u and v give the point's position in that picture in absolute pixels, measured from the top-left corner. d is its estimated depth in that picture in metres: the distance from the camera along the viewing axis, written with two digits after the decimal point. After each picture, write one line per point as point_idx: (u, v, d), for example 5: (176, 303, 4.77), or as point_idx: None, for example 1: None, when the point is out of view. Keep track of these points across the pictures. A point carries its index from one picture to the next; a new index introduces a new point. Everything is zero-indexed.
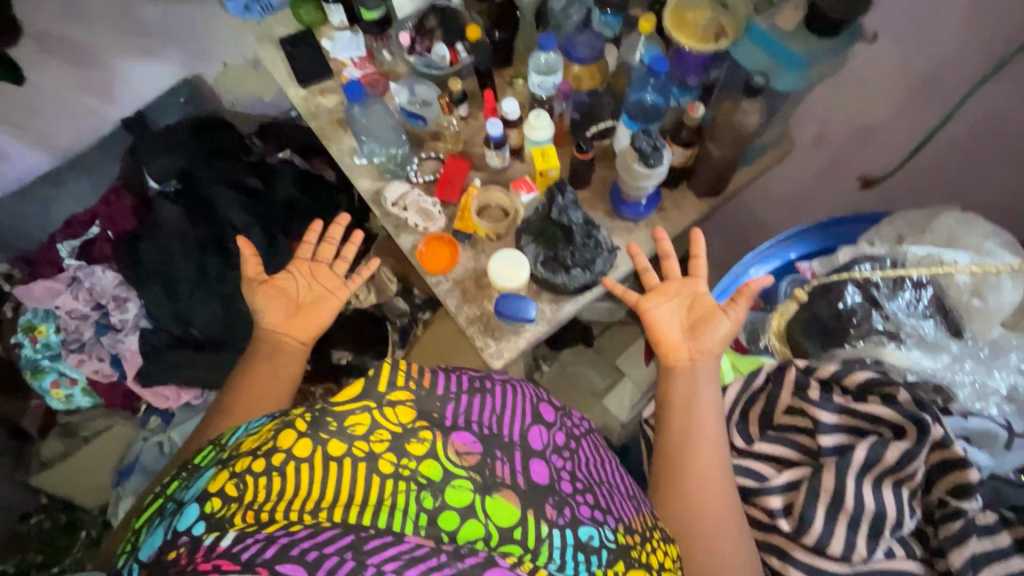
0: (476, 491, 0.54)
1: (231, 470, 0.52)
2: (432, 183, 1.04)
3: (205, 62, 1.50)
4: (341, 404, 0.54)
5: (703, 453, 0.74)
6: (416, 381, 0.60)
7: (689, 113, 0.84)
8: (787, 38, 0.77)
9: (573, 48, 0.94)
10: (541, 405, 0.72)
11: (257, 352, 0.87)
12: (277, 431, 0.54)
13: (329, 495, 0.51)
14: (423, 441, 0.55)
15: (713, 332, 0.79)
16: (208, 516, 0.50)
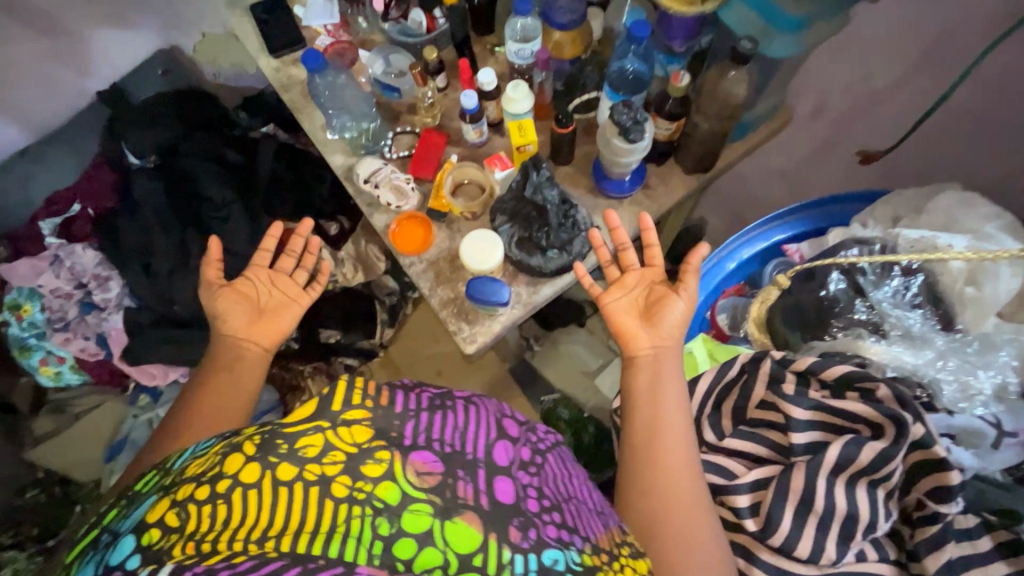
0: (435, 515, 0.48)
1: (173, 497, 0.48)
2: (407, 159, 0.99)
3: (183, 31, 1.45)
4: (294, 424, 0.50)
5: (668, 447, 0.71)
6: (371, 399, 0.54)
7: (673, 82, 0.78)
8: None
9: (552, 12, 0.87)
10: (506, 418, 0.64)
11: (218, 360, 0.87)
12: (223, 454, 0.50)
13: (276, 523, 0.46)
14: (381, 461, 0.50)
15: (671, 318, 0.77)
16: (144, 550, 0.45)
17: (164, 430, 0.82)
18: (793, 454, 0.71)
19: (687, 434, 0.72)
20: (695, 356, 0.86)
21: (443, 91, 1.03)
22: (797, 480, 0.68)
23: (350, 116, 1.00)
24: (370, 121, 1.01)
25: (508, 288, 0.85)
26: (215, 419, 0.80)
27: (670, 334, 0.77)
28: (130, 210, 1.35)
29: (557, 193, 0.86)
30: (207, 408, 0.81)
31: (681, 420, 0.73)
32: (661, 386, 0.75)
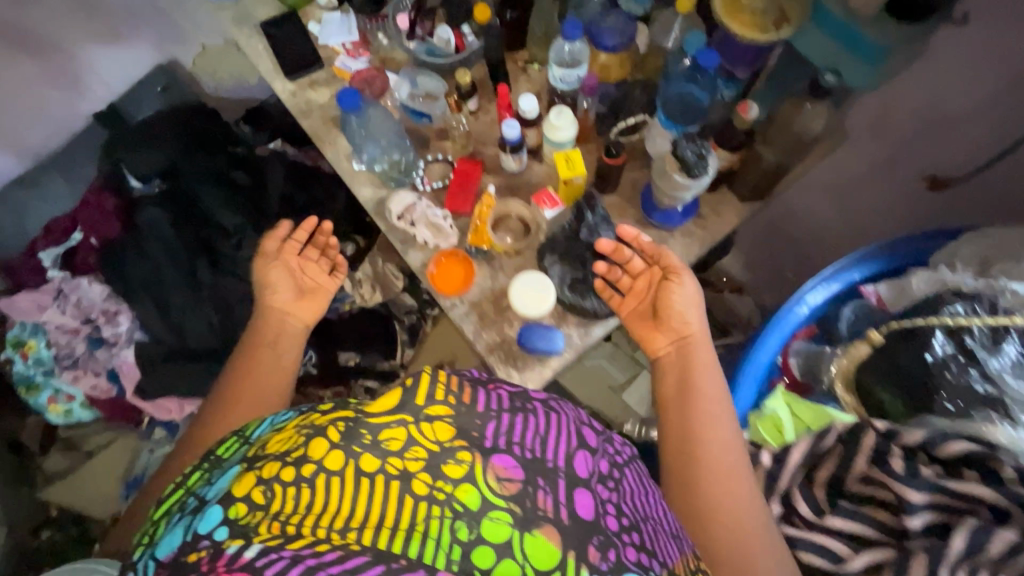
0: (516, 526, 0.41)
1: (259, 472, 0.41)
2: (441, 191, 0.92)
3: (181, 45, 1.36)
4: (377, 414, 0.43)
5: (709, 429, 0.71)
6: (455, 396, 0.45)
7: (740, 113, 0.72)
8: (863, 26, 0.64)
9: (601, 34, 0.81)
10: (586, 425, 0.52)
11: (260, 336, 0.87)
12: (305, 432, 0.43)
13: (359, 512, 0.40)
14: (462, 462, 0.42)
15: (689, 304, 0.78)
16: (231, 523, 0.39)
17: (201, 419, 0.79)
18: (911, 536, 0.67)
19: (725, 416, 0.72)
20: (780, 416, 0.76)
21: (474, 114, 0.96)
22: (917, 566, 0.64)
23: (382, 148, 0.94)
24: (404, 153, 0.95)
25: (560, 334, 0.82)
26: (258, 404, 0.79)
27: (692, 321, 0.78)
28: (136, 240, 1.27)
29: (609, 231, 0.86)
30: (248, 394, 0.80)
31: (717, 403, 0.73)
32: (691, 373, 0.75)
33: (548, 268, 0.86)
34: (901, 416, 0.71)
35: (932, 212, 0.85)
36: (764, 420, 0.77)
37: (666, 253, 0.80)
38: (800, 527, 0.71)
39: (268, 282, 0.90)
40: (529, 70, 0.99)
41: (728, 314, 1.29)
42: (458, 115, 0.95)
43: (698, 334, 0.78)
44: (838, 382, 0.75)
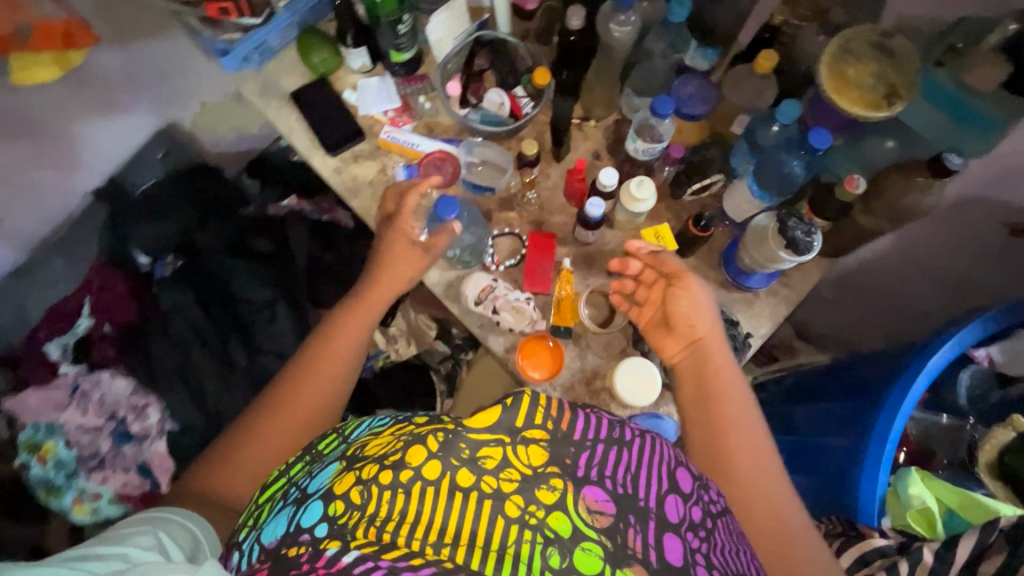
0: (607, 560, 0.40)
1: (359, 472, 0.44)
2: (514, 268, 0.88)
3: (180, 106, 1.25)
4: (476, 429, 0.44)
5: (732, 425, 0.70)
6: (553, 421, 0.46)
7: (847, 185, 0.69)
8: (978, 100, 0.62)
9: (684, 103, 0.79)
10: (681, 466, 0.50)
11: (348, 310, 0.83)
12: (404, 438, 0.45)
13: (450, 528, 0.41)
14: (554, 489, 0.43)
15: (699, 307, 0.75)
16: (332, 521, 0.42)
17: (281, 383, 0.80)
18: None
19: (748, 414, 0.72)
20: (932, 507, 0.63)
21: (537, 181, 0.91)
22: None
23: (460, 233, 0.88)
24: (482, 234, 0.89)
25: (670, 421, 0.80)
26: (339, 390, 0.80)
27: (701, 323, 0.75)
28: (160, 325, 1.20)
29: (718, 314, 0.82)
30: (321, 375, 0.79)
31: (736, 405, 0.72)
32: (707, 378, 0.73)
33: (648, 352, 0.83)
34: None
35: (1012, 253, 0.85)
36: (911, 512, 0.65)
37: (664, 259, 0.77)
38: None
39: (383, 253, 0.83)
40: (585, 127, 0.92)
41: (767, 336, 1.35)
42: (528, 186, 0.89)
43: (709, 336, 0.75)
44: (982, 469, 0.67)
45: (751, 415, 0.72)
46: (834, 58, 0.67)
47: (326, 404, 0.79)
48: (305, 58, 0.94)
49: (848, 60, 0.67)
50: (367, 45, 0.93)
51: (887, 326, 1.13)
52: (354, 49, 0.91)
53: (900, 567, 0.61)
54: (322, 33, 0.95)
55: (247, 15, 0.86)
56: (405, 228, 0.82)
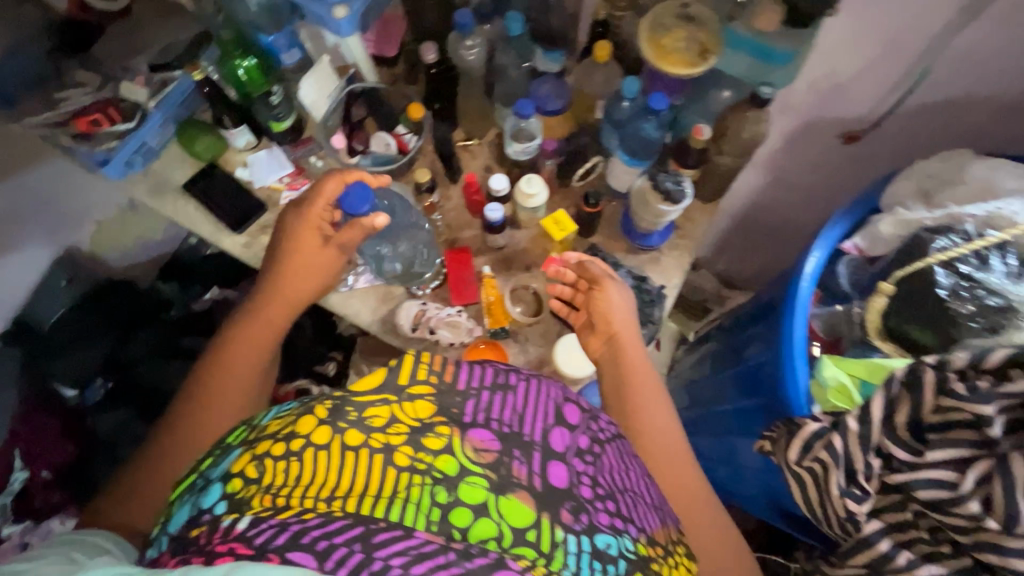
0: (490, 490, 0.49)
1: (254, 451, 0.50)
2: (440, 288, 0.92)
3: (74, 228, 1.23)
4: (362, 394, 0.52)
5: (650, 402, 0.79)
6: (438, 375, 0.55)
7: (695, 135, 0.80)
8: (770, 38, 0.74)
9: (544, 102, 0.88)
10: (569, 402, 0.59)
11: (263, 299, 0.85)
12: (297, 414, 0.52)
13: (343, 483, 0.47)
14: (441, 436, 0.51)
15: (615, 307, 0.82)
16: (230, 496, 0.49)
17: (213, 353, 0.84)
18: (999, 444, 0.60)
19: (660, 395, 0.80)
20: (846, 381, 0.72)
21: (440, 205, 0.97)
22: (1018, 468, 0.57)
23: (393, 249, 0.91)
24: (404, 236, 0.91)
25: None
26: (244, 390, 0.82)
27: (617, 321, 0.82)
28: None
29: (628, 274, 0.91)
30: (246, 350, 0.84)
31: (652, 389, 0.80)
32: (624, 370, 0.81)
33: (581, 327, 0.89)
34: (940, 348, 0.66)
35: (851, 155, 1.00)
36: (830, 392, 0.73)
37: (587, 266, 0.84)
38: (904, 472, 0.64)
39: (292, 245, 0.84)
40: (471, 146, 0.99)
41: (697, 293, 1.50)
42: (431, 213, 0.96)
43: (625, 331, 0.82)
44: (873, 336, 0.72)
45: (661, 397, 0.80)
46: (651, 34, 0.78)
47: (253, 377, 0.83)
48: (189, 147, 0.97)
49: (661, 31, 0.78)
50: (245, 121, 0.95)
51: (789, 247, 1.28)
52: (234, 128, 0.94)
53: (835, 442, 0.67)
54: (200, 121, 0.97)
55: (119, 121, 0.88)
56: (318, 214, 0.83)
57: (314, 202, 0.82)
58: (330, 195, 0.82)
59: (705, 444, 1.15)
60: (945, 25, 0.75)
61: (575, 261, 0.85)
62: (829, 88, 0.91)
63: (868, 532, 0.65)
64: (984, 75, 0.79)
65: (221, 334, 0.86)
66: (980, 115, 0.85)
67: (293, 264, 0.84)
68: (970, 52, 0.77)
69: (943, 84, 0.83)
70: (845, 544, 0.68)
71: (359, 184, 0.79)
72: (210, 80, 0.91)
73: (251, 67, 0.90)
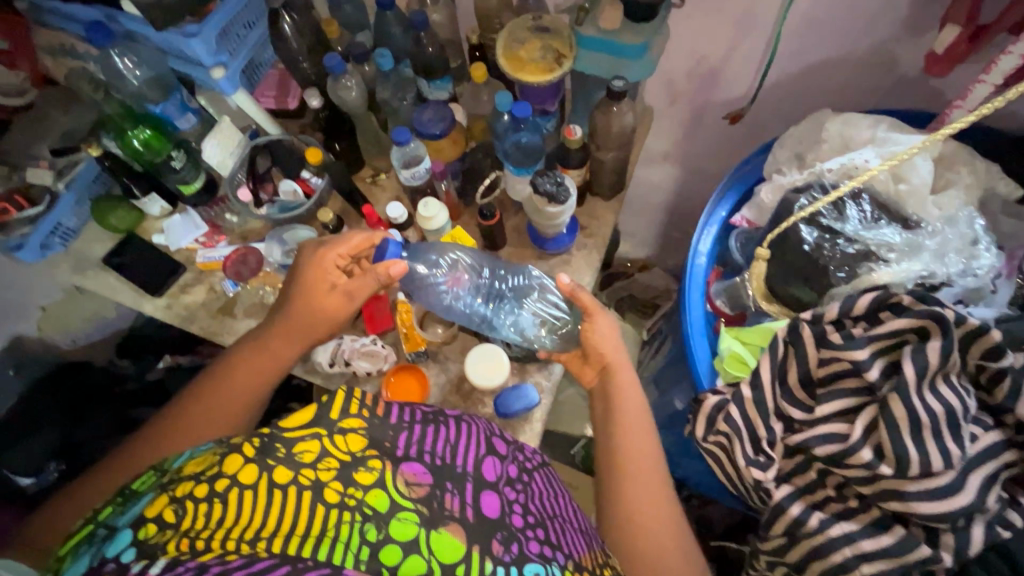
0: (421, 525, 0.47)
1: (172, 494, 0.47)
2: (357, 320, 0.94)
3: (21, 316, 1.27)
4: (291, 430, 0.51)
5: (633, 428, 0.80)
6: (368, 410, 0.56)
7: (568, 136, 0.83)
8: (615, 35, 0.78)
9: (424, 126, 0.89)
10: (495, 437, 0.65)
11: (256, 346, 0.85)
12: (221, 454, 0.50)
13: (269, 523, 0.45)
14: (372, 470, 0.50)
15: (604, 338, 0.84)
16: (141, 543, 0.43)
17: (199, 390, 0.85)
18: (879, 388, 0.60)
19: (643, 420, 0.82)
20: (738, 349, 0.72)
21: None
22: (899, 410, 0.57)
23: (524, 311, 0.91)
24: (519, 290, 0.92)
25: (531, 385, 0.84)
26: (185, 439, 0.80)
27: (609, 351, 0.84)
28: None
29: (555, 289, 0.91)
30: (237, 393, 0.83)
31: (638, 415, 0.82)
32: (612, 398, 0.82)
33: (490, 338, 0.89)
34: (819, 301, 0.68)
35: (742, 132, 1.02)
36: (727, 363, 0.73)
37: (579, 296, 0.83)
38: (802, 431, 0.63)
39: (307, 287, 0.83)
40: (380, 181, 1.02)
41: (649, 291, 1.49)
42: None
43: (617, 361, 0.84)
44: (762, 301, 0.72)
45: (644, 420, 0.82)
46: (507, 49, 0.81)
47: (232, 420, 0.82)
48: (105, 221, 1.00)
49: (517, 45, 0.81)
50: (157, 190, 1.00)
51: None
52: (146, 197, 0.98)
53: (731, 411, 0.67)
54: (114, 196, 1.01)
55: (27, 207, 0.91)
56: (337, 257, 0.83)
57: (336, 246, 0.83)
58: (357, 246, 0.84)
59: (666, 440, 1.12)
60: (781, 1, 0.79)
61: (568, 291, 0.84)
62: (704, 73, 0.95)
63: (779, 498, 0.64)
64: (833, 38, 0.83)
65: (201, 377, 0.86)
66: (844, 76, 0.88)
67: (302, 307, 0.83)
68: (814, 20, 0.81)
69: (800, 52, 0.86)
70: (764, 515, 0.66)
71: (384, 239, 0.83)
72: (109, 153, 0.94)
73: (147, 137, 0.92)
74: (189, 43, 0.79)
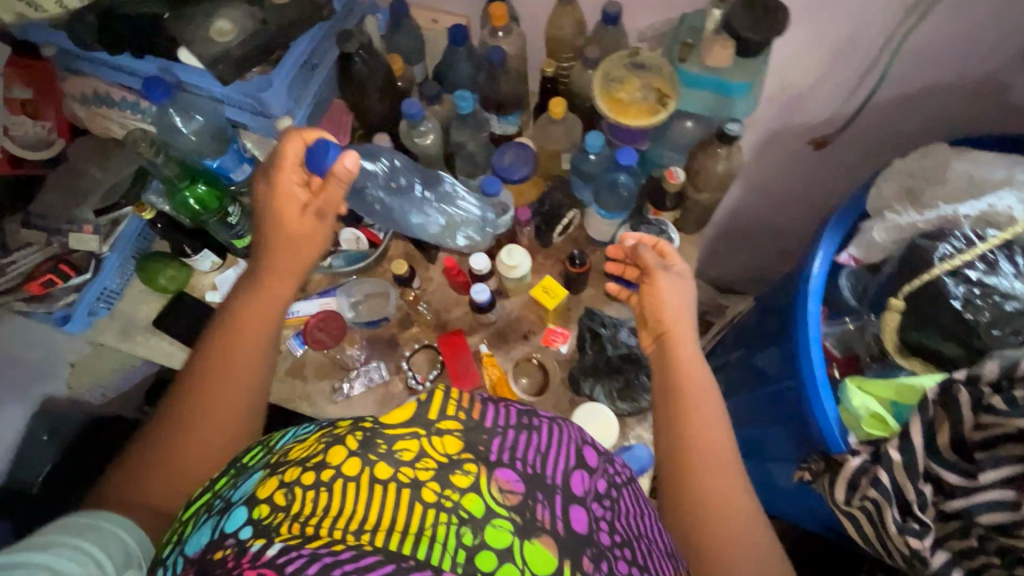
0: (516, 534, 0.42)
1: (281, 476, 0.44)
2: (440, 378, 0.89)
3: (49, 377, 1.17)
4: (392, 426, 0.47)
5: (698, 403, 0.70)
6: (467, 412, 0.50)
7: (669, 179, 0.78)
8: (726, 74, 0.74)
9: (508, 171, 0.83)
10: (586, 445, 0.54)
11: (234, 323, 0.71)
12: (325, 440, 0.46)
13: (371, 518, 0.41)
14: (468, 473, 0.45)
15: (666, 299, 0.75)
16: (255, 522, 0.42)
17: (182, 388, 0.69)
18: None
19: (708, 393, 0.70)
20: (877, 408, 0.69)
21: (421, 292, 0.94)
22: None
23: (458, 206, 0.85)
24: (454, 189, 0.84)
25: (643, 445, 0.80)
26: None
27: (670, 316, 0.74)
28: None
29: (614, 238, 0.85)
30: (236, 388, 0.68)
31: (701, 388, 0.71)
32: (671, 366, 0.73)
33: (591, 394, 0.84)
34: (967, 359, 0.65)
35: (821, 158, 0.98)
36: (864, 420, 0.70)
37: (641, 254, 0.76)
38: (960, 497, 0.61)
39: (276, 220, 0.71)
40: None
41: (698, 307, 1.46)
42: (414, 302, 0.93)
43: (677, 328, 0.74)
44: (895, 355, 0.70)
45: (711, 395, 0.71)
46: (604, 88, 0.76)
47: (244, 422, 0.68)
48: (152, 283, 0.92)
49: (615, 85, 0.76)
50: (208, 245, 0.92)
51: (775, 251, 1.27)
52: (198, 253, 0.91)
53: (880, 477, 0.63)
54: (160, 254, 0.93)
55: (73, 275, 0.84)
56: (292, 182, 0.69)
57: (282, 166, 0.69)
58: (297, 159, 0.69)
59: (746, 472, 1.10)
60: (892, 28, 0.76)
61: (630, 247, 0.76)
62: (787, 99, 0.90)
63: (937, 565, 0.62)
64: (941, 66, 0.79)
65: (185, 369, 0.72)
66: (941, 101, 0.85)
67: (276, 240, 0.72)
68: (920, 47, 0.77)
69: (900, 78, 0.82)
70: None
71: (320, 140, 0.67)
72: (161, 213, 0.88)
73: (202, 192, 0.84)
74: (262, 97, 0.73)
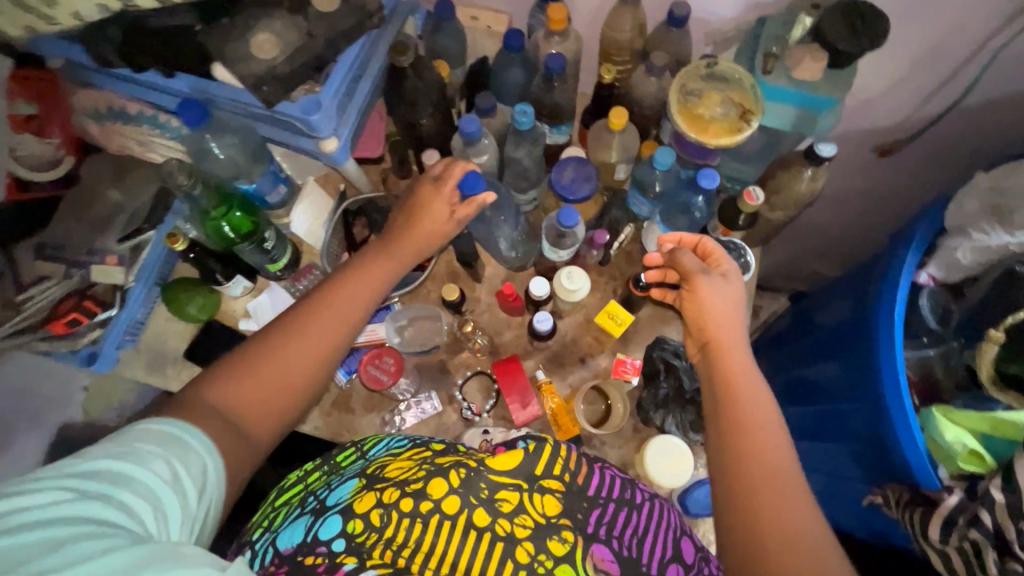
0: None
1: (378, 495, 0.48)
2: (496, 407, 0.84)
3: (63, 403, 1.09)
4: (497, 472, 0.49)
5: (753, 420, 0.58)
6: (572, 474, 0.53)
7: (746, 200, 0.73)
8: (812, 86, 0.69)
9: (571, 190, 0.77)
10: (684, 537, 0.56)
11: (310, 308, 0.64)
12: (428, 466, 0.50)
13: (460, 562, 0.45)
14: (565, 541, 0.47)
15: (709, 303, 0.65)
16: (349, 537, 0.46)
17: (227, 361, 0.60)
18: None
19: (768, 410, 0.59)
20: (974, 445, 0.66)
21: (471, 314, 0.88)
22: None
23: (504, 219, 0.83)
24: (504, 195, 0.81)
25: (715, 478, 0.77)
26: None
27: (713, 321, 0.65)
28: None
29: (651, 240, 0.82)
30: (261, 393, 0.57)
31: (756, 404, 0.59)
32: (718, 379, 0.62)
33: (663, 425, 0.80)
34: None
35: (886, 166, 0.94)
36: (958, 456, 0.67)
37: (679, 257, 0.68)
38: None
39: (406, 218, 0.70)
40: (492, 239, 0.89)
41: None
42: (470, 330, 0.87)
43: (722, 336, 0.64)
44: (989, 386, 0.68)
45: (770, 414, 0.59)
46: (682, 103, 0.71)
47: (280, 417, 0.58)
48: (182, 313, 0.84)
49: (694, 100, 0.70)
50: (241, 270, 0.85)
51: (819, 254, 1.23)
52: (231, 280, 0.83)
53: (983, 517, 0.61)
54: (190, 278, 0.85)
55: (99, 310, 0.76)
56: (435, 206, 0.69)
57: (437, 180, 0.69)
58: (450, 185, 0.69)
59: None
60: (985, 35, 0.70)
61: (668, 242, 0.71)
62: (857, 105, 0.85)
63: None
64: None
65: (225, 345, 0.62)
66: None
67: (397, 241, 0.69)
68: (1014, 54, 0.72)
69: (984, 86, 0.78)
70: None
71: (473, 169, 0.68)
72: (195, 242, 0.81)
73: (238, 219, 0.76)
74: (309, 121, 0.66)
